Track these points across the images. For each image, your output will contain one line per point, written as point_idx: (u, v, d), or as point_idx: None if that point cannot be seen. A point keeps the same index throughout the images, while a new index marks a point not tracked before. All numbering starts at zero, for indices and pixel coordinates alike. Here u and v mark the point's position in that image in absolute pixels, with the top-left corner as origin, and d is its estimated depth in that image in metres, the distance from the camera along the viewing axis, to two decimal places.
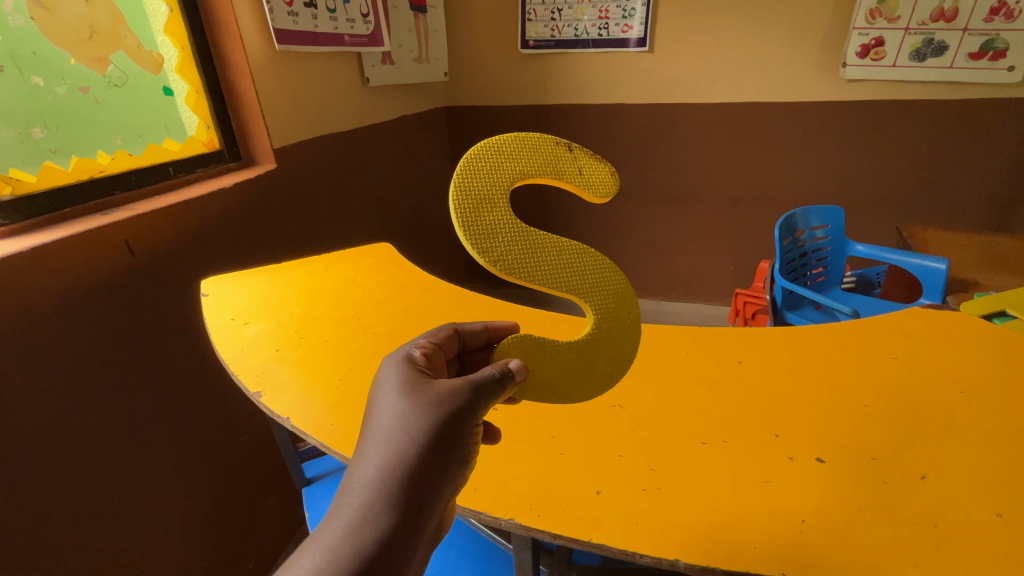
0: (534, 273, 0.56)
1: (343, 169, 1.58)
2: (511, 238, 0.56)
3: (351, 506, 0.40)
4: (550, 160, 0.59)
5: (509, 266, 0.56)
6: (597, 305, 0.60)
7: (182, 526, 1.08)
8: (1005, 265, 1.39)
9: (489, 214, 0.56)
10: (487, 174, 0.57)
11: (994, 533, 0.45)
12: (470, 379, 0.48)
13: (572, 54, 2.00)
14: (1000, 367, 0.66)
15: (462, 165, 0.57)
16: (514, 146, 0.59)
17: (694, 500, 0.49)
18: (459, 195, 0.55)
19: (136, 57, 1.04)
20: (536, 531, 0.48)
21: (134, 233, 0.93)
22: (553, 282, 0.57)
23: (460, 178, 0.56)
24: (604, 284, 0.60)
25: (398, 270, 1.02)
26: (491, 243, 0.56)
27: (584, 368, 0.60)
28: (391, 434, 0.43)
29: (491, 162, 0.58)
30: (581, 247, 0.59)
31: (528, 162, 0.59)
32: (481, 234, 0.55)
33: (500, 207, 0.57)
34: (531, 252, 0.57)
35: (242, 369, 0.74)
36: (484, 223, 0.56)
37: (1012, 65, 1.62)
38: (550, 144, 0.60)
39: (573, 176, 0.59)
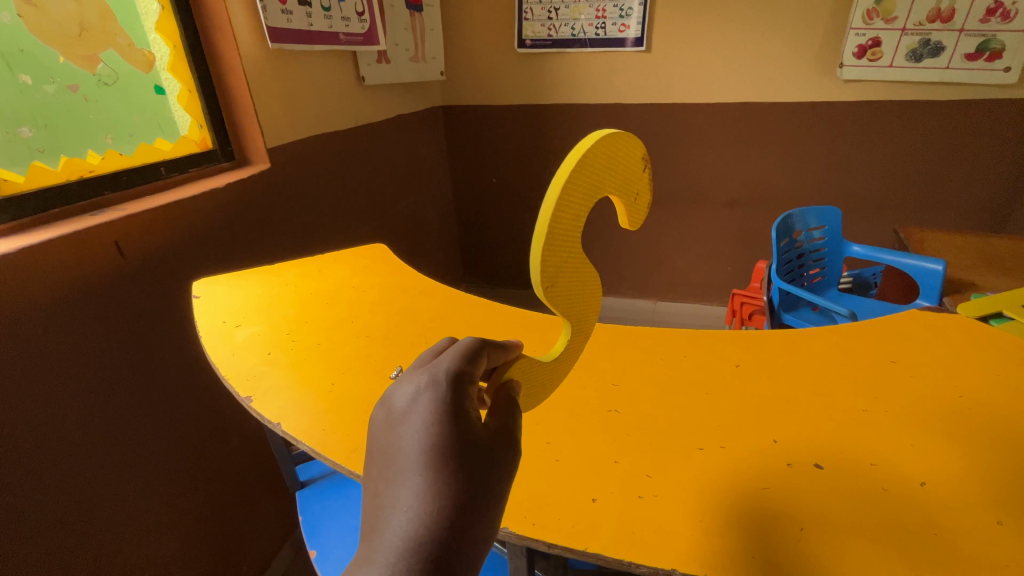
0: (564, 297, 0.55)
1: (338, 169, 1.56)
2: (566, 254, 0.53)
3: None
4: (626, 181, 0.56)
5: (555, 285, 0.53)
6: (579, 327, 0.60)
7: (175, 530, 1.06)
8: (1001, 266, 1.39)
9: (572, 227, 0.51)
10: (594, 181, 0.51)
11: (995, 541, 0.44)
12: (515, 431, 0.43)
13: (569, 53, 1.99)
14: (998, 370, 0.66)
15: (580, 155, 0.49)
16: (616, 156, 0.53)
17: (692, 508, 0.49)
18: (563, 193, 0.48)
19: (127, 56, 1.02)
20: (530, 540, 0.47)
21: (125, 234, 0.92)
22: (566, 304, 0.56)
23: (574, 174, 0.48)
24: (586, 309, 0.61)
25: (392, 271, 1.01)
26: (555, 253, 0.51)
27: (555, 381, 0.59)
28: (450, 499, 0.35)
29: (597, 163, 0.51)
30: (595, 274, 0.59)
31: (614, 177, 0.54)
32: (553, 242, 0.50)
33: (577, 216, 0.52)
34: (575, 276, 0.55)
35: (232, 373, 0.72)
36: (561, 229, 0.50)
37: (1008, 66, 1.62)
38: (633, 164, 0.57)
39: (628, 205, 0.58)
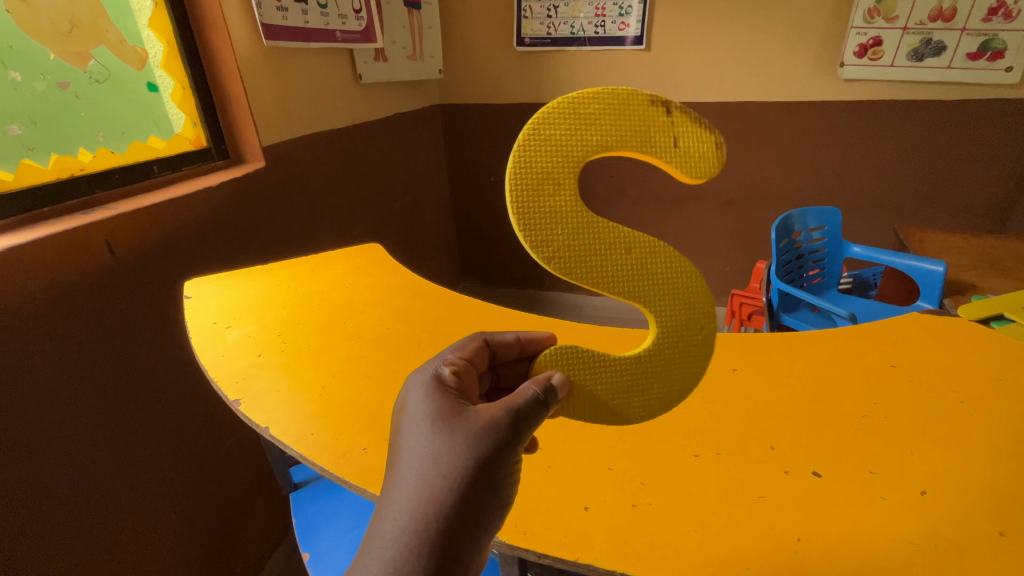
0: (597, 272, 0.49)
1: (334, 167, 1.55)
2: (572, 227, 0.49)
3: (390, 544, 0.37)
4: (637, 127, 0.49)
5: (570, 262, 0.49)
6: (663, 309, 0.52)
7: (166, 533, 1.05)
8: (1002, 267, 1.38)
9: (554, 199, 0.49)
10: (554, 151, 0.49)
11: (997, 552, 0.43)
12: (510, 402, 0.44)
13: (568, 52, 1.98)
14: (1000, 375, 0.65)
15: (530, 130, 0.48)
16: (596, 109, 0.49)
17: (686, 516, 0.47)
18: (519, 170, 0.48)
19: (119, 53, 1.01)
20: (520, 550, 0.46)
21: (116, 233, 0.91)
22: (612, 282, 0.50)
23: (522, 150, 0.48)
24: (674, 286, 0.52)
25: (387, 271, 1.00)
26: (547, 229, 0.48)
27: (639, 383, 0.55)
28: (425, 475, 0.40)
29: (563, 128, 0.49)
30: (652, 242, 0.51)
31: (611, 129, 0.49)
32: (537, 219, 0.48)
33: (567, 185, 0.49)
34: (599, 245, 0.50)
35: (220, 375, 0.71)
36: (546, 203, 0.48)
37: (1010, 66, 1.61)
38: (642, 104, 0.49)
39: (664, 150, 0.48)
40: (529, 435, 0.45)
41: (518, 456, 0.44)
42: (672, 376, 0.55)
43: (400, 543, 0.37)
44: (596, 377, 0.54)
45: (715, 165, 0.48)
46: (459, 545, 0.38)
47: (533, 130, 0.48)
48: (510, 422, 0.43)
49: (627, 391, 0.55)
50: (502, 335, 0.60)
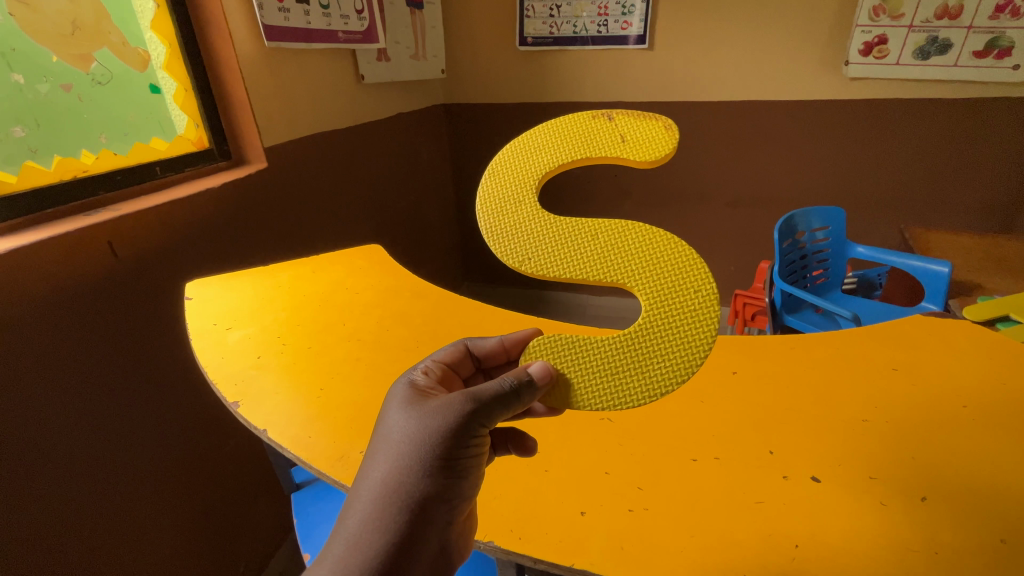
0: (569, 261, 0.54)
1: (336, 168, 1.55)
2: (539, 230, 0.56)
3: (356, 513, 0.42)
4: (584, 139, 0.59)
5: (540, 259, 0.54)
6: (647, 285, 0.53)
7: (169, 532, 1.06)
8: (1007, 267, 1.37)
9: (519, 214, 0.57)
10: (517, 170, 0.59)
11: (1000, 560, 0.43)
12: (472, 392, 0.45)
13: (571, 51, 1.97)
14: (1003, 379, 0.64)
15: (490, 172, 0.60)
16: (542, 141, 0.61)
17: (684, 522, 0.47)
18: (485, 200, 0.58)
19: (121, 54, 1.01)
20: (516, 555, 0.46)
21: (119, 234, 0.91)
22: (584, 265, 0.53)
23: (486, 184, 0.59)
24: (650, 258, 0.54)
25: (387, 272, 1.00)
26: (516, 239, 0.56)
27: (635, 361, 0.53)
28: (387, 456, 0.44)
29: (519, 162, 0.60)
30: (614, 223, 0.55)
31: (559, 150, 0.60)
32: (506, 232, 0.56)
33: (529, 201, 0.57)
34: (567, 235, 0.55)
35: (220, 377, 0.71)
36: (511, 219, 0.57)
37: (1017, 64, 1.59)
38: (582, 125, 0.61)
39: (612, 147, 0.58)
40: (494, 418, 0.46)
41: (481, 437, 0.46)
42: (669, 351, 0.52)
43: (365, 518, 0.42)
44: (585, 363, 0.54)
45: (664, 141, 0.56)
46: (421, 519, 0.42)
47: (492, 171, 0.60)
48: (469, 407, 0.45)
49: (623, 370, 0.53)
50: (485, 341, 0.61)
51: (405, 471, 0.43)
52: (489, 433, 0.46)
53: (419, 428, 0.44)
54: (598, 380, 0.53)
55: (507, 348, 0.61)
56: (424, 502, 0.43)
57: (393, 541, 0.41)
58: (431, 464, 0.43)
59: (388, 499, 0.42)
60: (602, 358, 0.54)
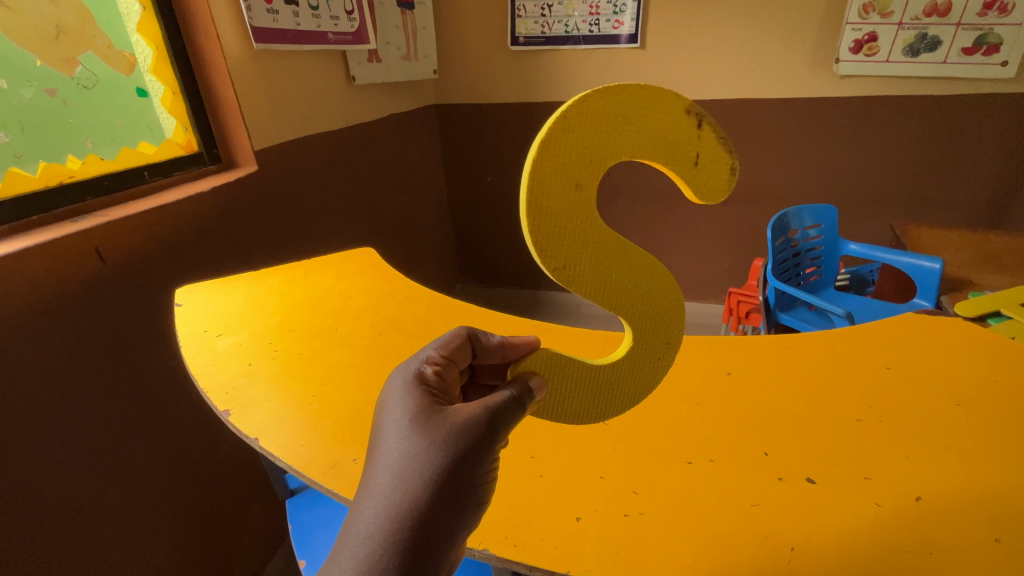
0: (596, 284, 0.51)
1: (328, 171, 1.55)
2: (580, 236, 0.49)
3: (370, 537, 0.39)
4: (668, 136, 0.48)
5: (575, 274, 0.50)
6: (641, 326, 0.55)
7: (162, 541, 1.05)
8: (998, 263, 1.38)
9: (568, 208, 0.48)
10: (582, 149, 0.47)
11: (996, 561, 0.43)
12: (488, 406, 0.46)
13: (563, 51, 1.97)
14: (997, 377, 0.64)
15: (558, 125, 0.46)
16: (628, 108, 0.47)
17: (680, 527, 0.47)
18: (541, 172, 0.47)
19: (107, 58, 1.00)
20: (510, 563, 0.45)
21: (107, 241, 0.90)
22: (606, 294, 0.51)
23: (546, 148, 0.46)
24: (653, 299, 0.54)
25: (380, 276, 0.99)
26: (557, 237, 0.49)
27: (607, 388, 0.56)
28: (401, 473, 0.41)
29: (591, 127, 0.47)
30: (645, 257, 0.52)
31: (638, 133, 0.48)
32: (550, 225, 0.48)
33: (583, 190, 0.49)
34: (604, 258, 0.50)
35: (210, 385, 0.70)
36: (561, 209, 0.48)
37: (1006, 60, 1.61)
38: (675, 113, 0.48)
39: (686, 167, 0.49)
40: (507, 432, 0.46)
41: (495, 451, 0.46)
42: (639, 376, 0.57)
43: (379, 535, 0.39)
44: (572, 383, 0.55)
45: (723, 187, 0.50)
46: (438, 537, 0.40)
47: (565, 122, 0.46)
48: (489, 420, 0.45)
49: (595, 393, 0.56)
50: (490, 337, 0.57)
51: (423, 483, 0.41)
52: (499, 447, 0.46)
53: (437, 439, 0.43)
54: (581, 403, 0.56)
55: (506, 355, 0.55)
56: (444, 523, 0.41)
57: (411, 567, 0.39)
58: (451, 477, 0.42)
59: (404, 514, 0.40)
60: (584, 382, 0.55)
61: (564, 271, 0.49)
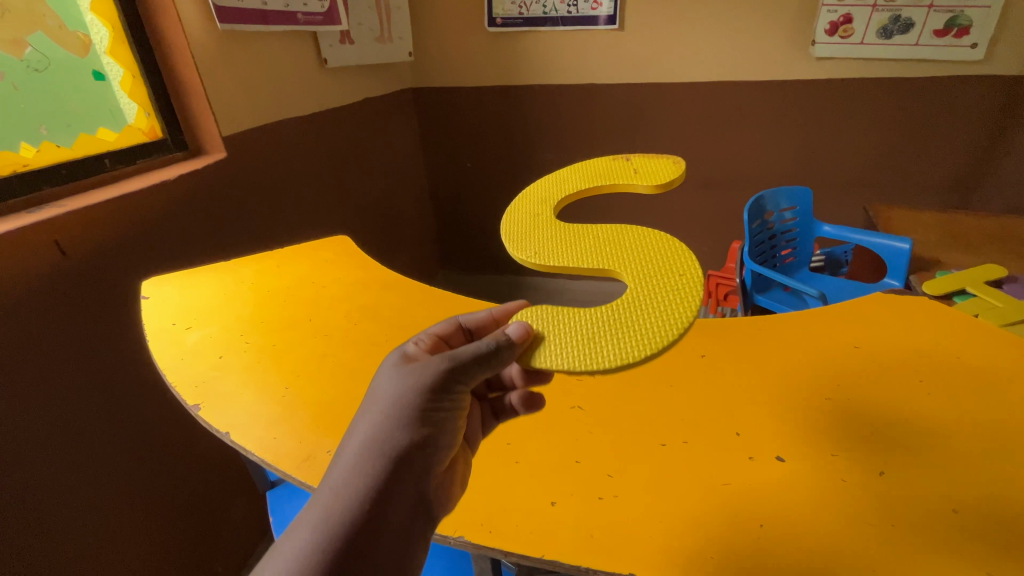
0: (569, 253, 0.61)
1: (301, 156, 1.50)
2: (548, 235, 0.65)
3: (341, 465, 0.43)
4: (606, 171, 0.75)
5: (541, 252, 0.62)
6: (635, 273, 0.58)
7: (141, 536, 1.03)
8: (966, 243, 1.41)
9: (533, 223, 0.68)
10: (540, 201, 0.73)
11: (953, 530, 0.44)
12: (453, 353, 0.47)
13: (541, 32, 1.94)
14: (959, 353, 0.66)
15: (520, 198, 0.74)
16: (567, 175, 0.78)
17: (652, 506, 0.48)
18: (511, 215, 0.70)
19: (59, 39, 0.96)
20: (486, 549, 0.46)
21: (66, 233, 0.87)
22: (582, 256, 0.61)
23: (514, 206, 0.72)
24: (639, 255, 0.61)
25: (356, 263, 0.97)
26: (527, 240, 0.65)
27: (615, 333, 0.52)
28: (373, 410, 0.45)
29: (546, 191, 0.75)
30: (615, 231, 0.65)
31: (581, 181, 0.75)
32: (520, 235, 0.66)
33: (543, 218, 0.69)
34: (569, 239, 0.64)
35: (179, 379, 0.69)
36: (527, 227, 0.67)
37: (975, 43, 1.63)
38: (609, 162, 0.77)
39: (629, 176, 0.72)
40: (472, 378, 0.47)
41: (460, 394, 0.47)
42: (655, 332, 0.52)
43: (347, 476, 0.42)
44: (569, 328, 0.54)
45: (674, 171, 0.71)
46: (401, 467, 0.43)
47: (525, 196, 0.74)
48: (453, 365, 0.47)
49: (600, 339, 0.52)
50: (473, 315, 0.59)
51: (388, 416, 0.44)
52: (467, 392, 0.48)
53: (401, 387, 0.46)
54: (574, 346, 0.52)
55: (497, 320, 0.60)
56: (405, 453, 0.43)
57: (374, 489, 0.41)
58: (418, 419, 0.44)
59: (375, 452, 0.43)
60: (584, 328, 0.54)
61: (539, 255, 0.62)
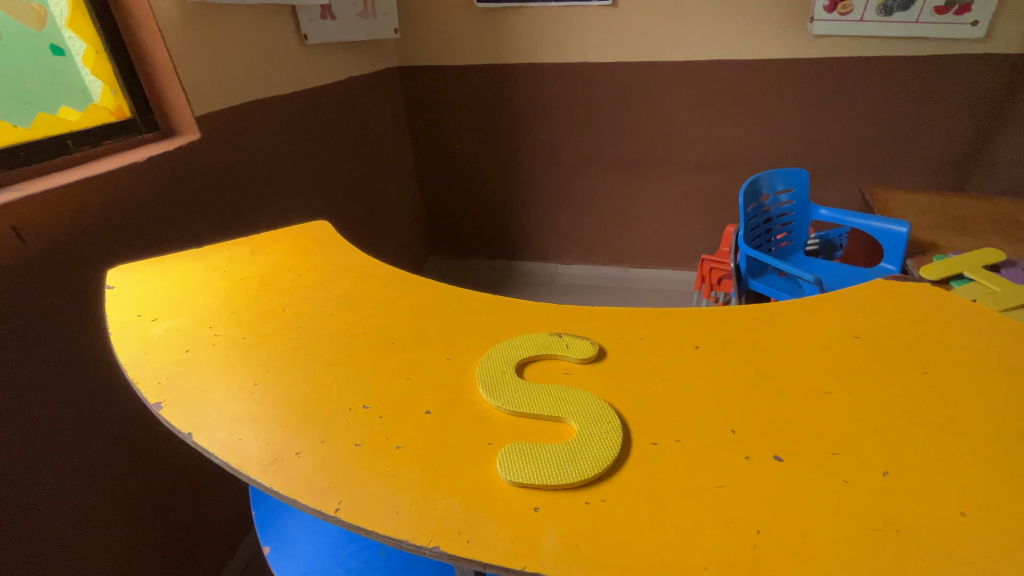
0: (539, 404, 0.56)
1: (279, 138, 1.44)
2: (516, 386, 0.58)
3: None
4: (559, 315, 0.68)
5: (513, 401, 0.56)
6: (581, 407, 0.55)
7: (118, 532, 1.00)
8: (964, 226, 1.38)
9: (501, 373, 0.60)
10: (499, 349, 0.65)
11: (960, 536, 0.41)
12: None
13: (531, 8, 1.88)
14: (961, 343, 0.63)
15: (485, 353, 0.65)
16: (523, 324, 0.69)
17: (642, 512, 0.44)
18: (481, 370, 0.61)
19: (11, 10, 0.89)
20: (464, 561, 0.42)
21: (24, 218, 0.81)
22: (548, 406, 0.56)
23: (482, 362, 0.63)
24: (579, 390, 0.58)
25: (334, 250, 0.93)
26: (498, 390, 0.58)
27: (571, 447, 0.50)
28: None
29: (506, 341, 0.66)
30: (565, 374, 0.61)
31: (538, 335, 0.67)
32: (490, 386, 0.58)
33: (509, 369, 0.61)
34: (538, 389, 0.58)
35: (141, 375, 0.64)
36: (494, 380, 0.59)
37: (976, 20, 1.59)
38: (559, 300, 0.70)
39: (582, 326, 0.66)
40: None
41: None
42: (616, 442, 0.51)
43: None
44: (536, 446, 0.51)
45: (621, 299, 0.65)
46: None
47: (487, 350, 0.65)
48: None
49: (561, 452, 0.50)
50: None
51: None
52: None
53: None
54: (543, 459, 0.49)
55: None
56: None
57: None
58: None
59: None
60: (550, 446, 0.51)
61: (509, 405, 0.56)
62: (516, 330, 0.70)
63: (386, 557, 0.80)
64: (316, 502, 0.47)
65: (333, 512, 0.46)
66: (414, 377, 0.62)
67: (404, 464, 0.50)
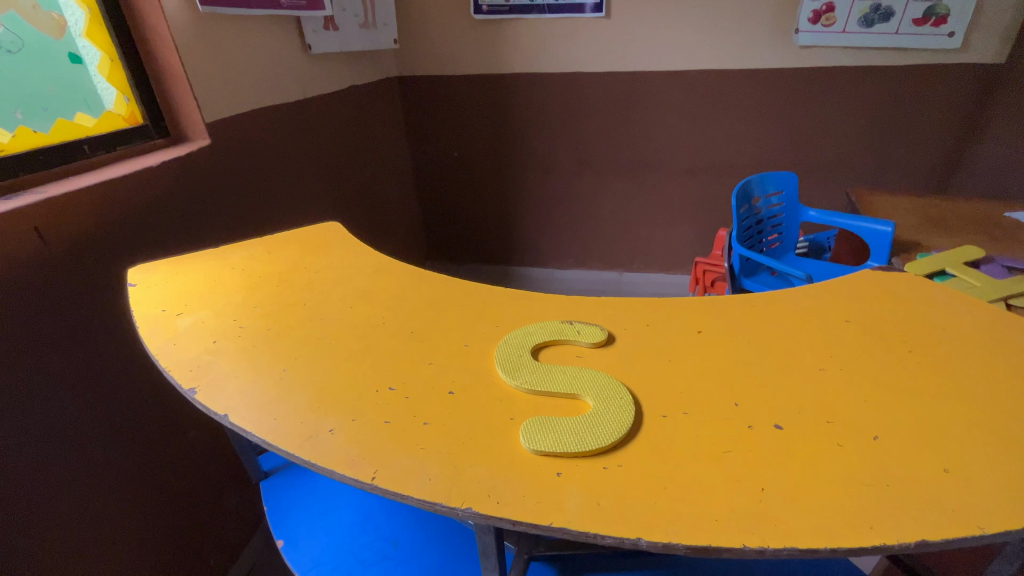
0: (555, 383, 0.60)
1: (284, 143, 1.47)
2: (533, 367, 0.62)
3: None
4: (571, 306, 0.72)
5: (531, 380, 0.60)
6: (595, 387, 0.59)
7: (132, 527, 1.01)
8: (946, 226, 1.44)
9: (519, 356, 0.64)
10: (516, 335, 0.69)
11: (944, 489, 0.46)
12: None
13: (527, 20, 1.94)
14: (942, 325, 0.68)
15: (503, 340, 0.68)
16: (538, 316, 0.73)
17: (657, 475, 0.48)
18: (499, 354, 0.65)
19: (32, 19, 0.92)
20: (494, 519, 0.45)
21: (45, 220, 0.84)
22: (564, 386, 0.59)
23: (500, 346, 0.67)
24: (593, 372, 0.62)
25: (348, 248, 0.96)
26: (517, 371, 0.62)
27: (588, 422, 0.54)
28: None
29: (522, 329, 0.70)
30: (578, 361, 0.64)
31: (552, 325, 0.71)
32: (509, 367, 0.62)
33: (525, 353, 0.65)
34: (553, 371, 0.62)
35: (172, 364, 0.67)
36: (512, 362, 0.63)
37: (952, 31, 1.68)
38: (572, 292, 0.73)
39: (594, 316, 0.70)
40: None
41: None
42: (631, 418, 0.54)
43: None
44: (555, 421, 0.54)
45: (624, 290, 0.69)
46: None
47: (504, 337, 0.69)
48: None
49: (578, 426, 0.53)
50: None
51: None
52: None
53: None
54: (562, 431, 0.53)
55: None
56: None
57: None
58: None
59: None
60: (567, 420, 0.54)
61: (527, 385, 0.60)
62: (528, 319, 0.74)
63: (398, 548, 0.83)
64: (351, 472, 0.50)
65: (370, 480, 0.49)
66: (434, 362, 0.65)
67: (431, 438, 0.54)
